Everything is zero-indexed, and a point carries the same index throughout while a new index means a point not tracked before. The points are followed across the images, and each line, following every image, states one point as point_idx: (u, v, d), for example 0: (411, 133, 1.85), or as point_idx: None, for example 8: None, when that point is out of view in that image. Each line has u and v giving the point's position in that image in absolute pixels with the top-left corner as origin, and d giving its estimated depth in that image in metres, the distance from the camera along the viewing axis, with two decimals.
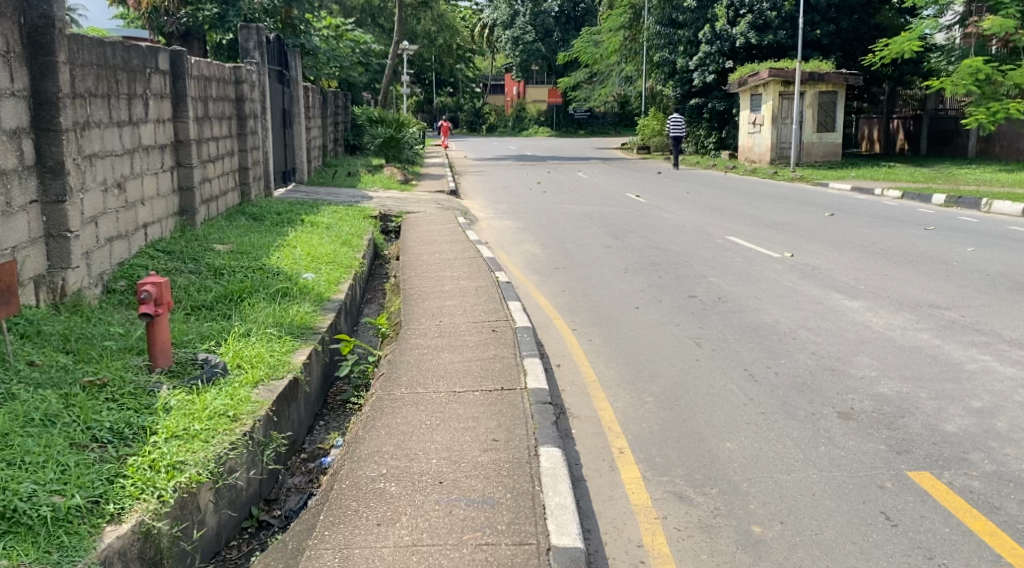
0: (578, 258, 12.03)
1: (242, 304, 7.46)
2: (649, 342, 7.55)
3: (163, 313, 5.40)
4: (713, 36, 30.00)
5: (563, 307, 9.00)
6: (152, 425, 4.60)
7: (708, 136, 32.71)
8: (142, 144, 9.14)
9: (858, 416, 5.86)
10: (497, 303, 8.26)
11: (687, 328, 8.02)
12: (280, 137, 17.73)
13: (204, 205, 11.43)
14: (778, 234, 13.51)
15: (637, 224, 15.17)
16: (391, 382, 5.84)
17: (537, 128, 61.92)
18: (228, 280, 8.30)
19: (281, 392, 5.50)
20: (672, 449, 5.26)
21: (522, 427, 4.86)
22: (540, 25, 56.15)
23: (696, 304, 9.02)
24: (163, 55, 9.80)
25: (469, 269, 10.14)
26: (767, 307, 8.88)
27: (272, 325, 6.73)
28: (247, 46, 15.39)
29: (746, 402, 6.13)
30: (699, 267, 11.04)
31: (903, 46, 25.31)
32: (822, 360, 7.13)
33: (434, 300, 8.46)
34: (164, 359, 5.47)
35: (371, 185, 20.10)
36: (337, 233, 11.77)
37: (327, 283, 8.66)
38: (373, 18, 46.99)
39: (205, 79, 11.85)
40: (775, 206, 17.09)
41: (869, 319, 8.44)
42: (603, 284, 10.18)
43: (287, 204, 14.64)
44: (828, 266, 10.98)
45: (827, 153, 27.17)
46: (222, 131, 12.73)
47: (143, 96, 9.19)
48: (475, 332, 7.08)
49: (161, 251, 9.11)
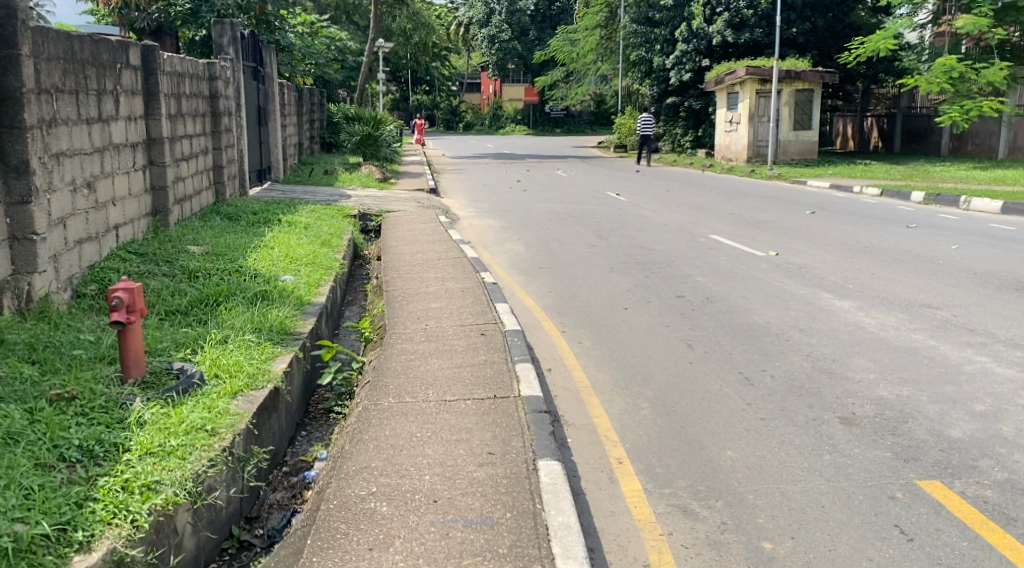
0: (562, 258, 11.77)
1: (219, 308, 7.19)
2: (640, 345, 7.32)
3: (136, 321, 5.13)
4: (690, 35, 29.90)
5: (550, 308, 8.77)
6: (125, 442, 4.34)
7: (685, 134, 32.63)
8: (114, 142, 8.83)
9: (861, 421, 5.55)
10: (485, 306, 8.02)
11: (678, 330, 7.77)
12: (254, 135, 17.38)
13: (177, 205, 11.11)
14: (760, 232, 13.29)
15: (620, 223, 14.97)
16: (378, 390, 5.60)
17: (514, 126, 61.77)
18: (204, 283, 8.01)
19: (262, 403, 5.25)
20: (672, 458, 5.01)
21: (519, 438, 4.64)
22: (515, 23, 55.89)
23: (685, 304, 8.78)
24: (133, 50, 9.47)
25: (453, 270, 9.88)
26: (756, 306, 8.58)
27: (250, 331, 6.48)
28: (221, 41, 15.08)
29: (745, 406, 5.83)
30: (685, 267, 10.81)
31: (878, 45, 25.18)
32: (816, 361, 6.80)
33: (418, 303, 8.21)
34: (137, 370, 5.20)
35: (348, 184, 19.77)
36: (315, 233, 11.48)
37: (307, 286, 8.39)
38: (348, 15, 46.61)
39: (178, 75, 11.52)
40: (756, 205, 16.92)
41: (860, 318, 8.10)
42: (589, 284, 9.96)
43: (262, 203, 14.32)
44: (813, 263, 10.71)
45: (804, 152, 27.05)
46: (196, 128, 12.40)
47: (113, 92, 8.87)
48: (463, 336, 6.84)
49: (134, 253, 8.80)
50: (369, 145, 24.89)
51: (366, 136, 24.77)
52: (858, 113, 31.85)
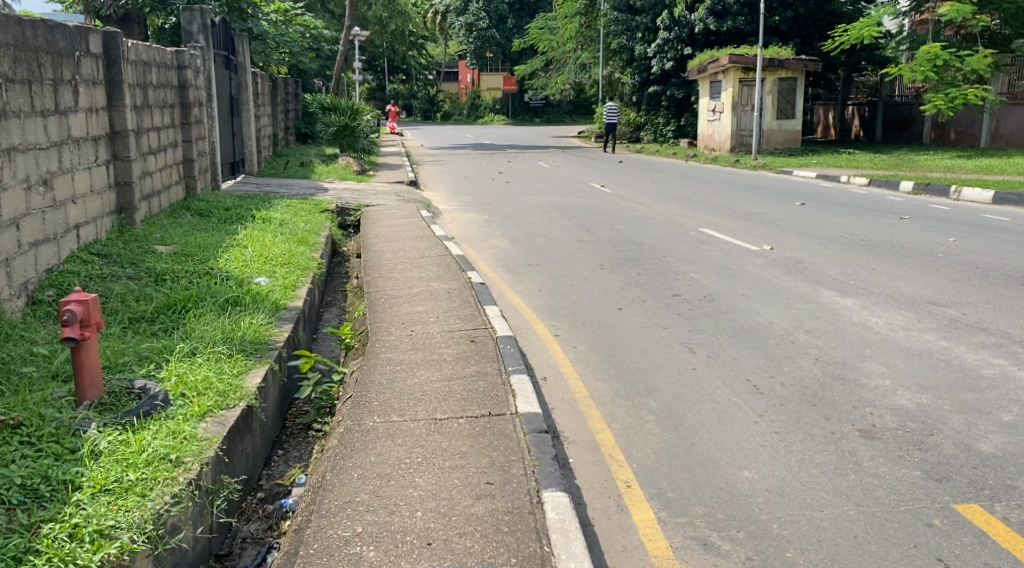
0: (549, 255, 11.28)
1: (188, 315, 6.71)
2: (638, 350, 6.85)
3: (90, 337, 4.64)
4: (671, 23, 29.55)
5: (541, 310, 8.31)
6: (76, 479, 3.92)
7: (667, 124, 32.28)
8: (73, 136, 8.32)
9: (883, 434, 4.95)
10: (473, 309, 7.56)
11: (678, 333, 7.30)
12: (227, 127, 16.83)
13: (145, 201, 10.60)
14: (753, 225, 12.84)
15: (606, 216, 14.52)
16: (362, 406, 5.16)
17: (493, 115, 61.32)
18: (172, 287, 7.52)
19: (233, 425, 4.80)
20: (685, 480, 4.53)
21: (519, 463, 4.24)
22: (493, 12, 55.44)
23: (682, 304, 8.32)
24: (93, 37, 8.96)
25: (437, 269, 9.40)
26: (756, 305, 8.09)
27: (220, 341, 6.00)
28: (190, 29, 14.54)
29: (757, 418, 5.25)
30: (678, 263, 10.34)
31: (860, 32, 24.80)
32: (827, 366, 6.17)
33: (402, 307, 7.74)
34: (93, 391, 4.71)
35: (325, 177, 19.22)
36: (292, 230, 10.95)
37: (283, 288, 7.90)
38: (324, 3, 46.05)
39: (144, 64, 11.00)
40: (743, 196, 16.45)
41: (866, 317, 7.43)
42: (580, 283, 9.49)
43: (236, 198, 13.78)
44: (809, 258, 10.18)
45: (787, 141, 26.79)
46: (164, 120, 11.87)
47: (72, 82, 8.36)
48: (451, 344, 6.39)
49: (96, 255, 8.29)
50: (346, 137, 24.27)
51: (344, 127, 24.10)
52: (838, 102, 31.51)
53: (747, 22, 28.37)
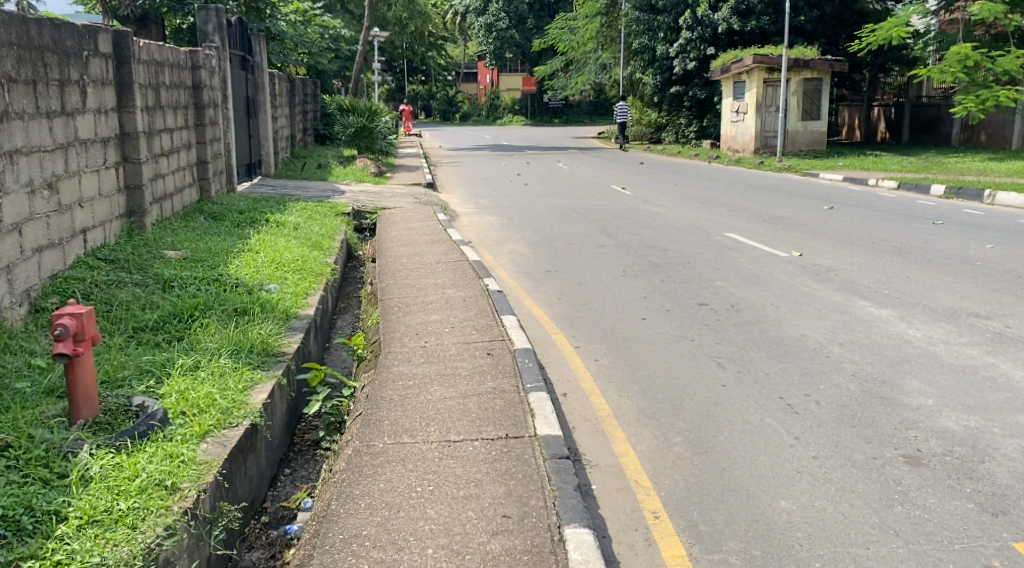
0: (568, 260, 10.99)
1: (194, 325, 6.46)
2: (663, 364, 6.55)
3: (84, 352, 4.38)
4: (694, 22, 29.18)
5: (561, 319, 8.01)
6: (63, 509, 3.68)
7: (689, 124, 31.97)
8: (81, 139, 8.10)
9: (932, 460, 4.62)
10: (490, 318, 7.26)
11: (706, 345, 6.99)
12: (244, 127, 16.64)
13: (156, 204, 10.37)
14: (779, 230, 12.51)
15: (628, 220, 14.20)
16: (372, 425, 4.88)
17: (511, 116, 61.08)
18: (179, 294, 7.28)
19: (235, 446, 4.53)
20: (718, 511, 4.22)
21: (538, 493, 3.95)
22: (513, 12, 55.17)
23: (708, 314, 8.00)
24: (103, 36, 8.73)
25: (454, 275, 9.12)
26: (787, 316, 7.76)
27: (226, 352, 5.74)
28: (206, 29, 14.34)
29: (792, 442, 4.95)
30: (704, 270, 10.01)
31: (888, 32, 24.31)
32: (865, 384, 5.84)
33: (417, 316, 7.45)
34: (88, 409, 4.46)
35: (342, 179, 18.98)
36: (306, 234, 10.69)
37: (294, 295, 7.64)
38: (343, 4, 46.04)
39: (156, 64, 10.77)
40: (769, 199, 16.09)
41: (904, 330, 7.08)
42: (602, 290, 9.19)
43: (251, 200, 13.56)
44: (840, 265, 9.83)
45: (812, 142, 26.36)
46: (177, 121, 11.66)
47: (80, 82, 8.13)
48: (466, 357, 6.10)
49: (103, 260, 8.07)
50: (364, 138, 24.02)
51: (362, 127, 23.90)
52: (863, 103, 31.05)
53: (772, 21, 28.01)
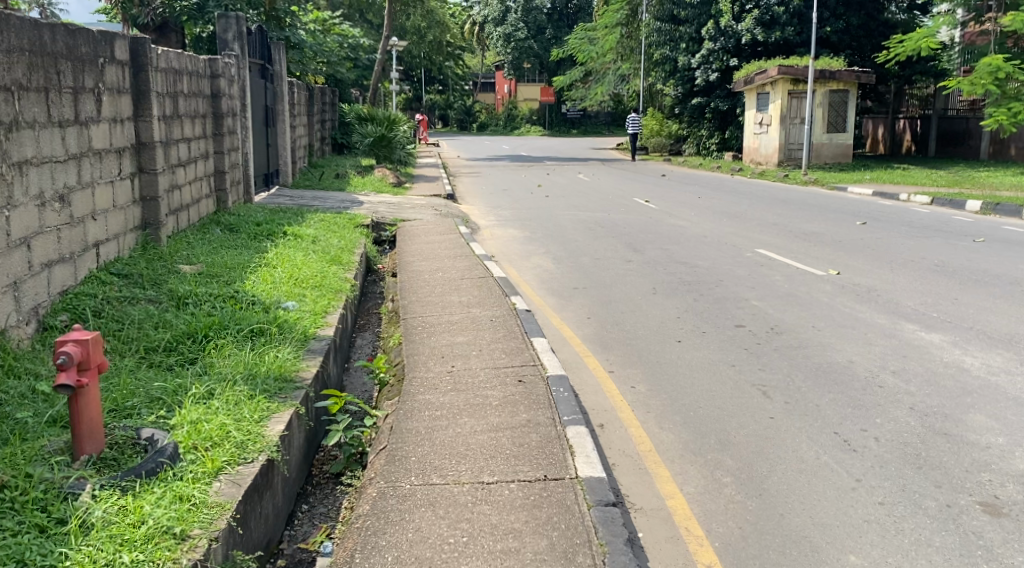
0: (595, 276, 10.63)
1: (208, 348, 6.13)
2: (705, 391, 6.19)
3: (89, 384, 4.04)
4: (717, 33, 28.74)
5: (592, 340, 7.65)
6: (60, 563, 3.39)
7: (710, 136, 31.58)
8: (95, 149, 7.79)
9: (1012, 510, 4.33)
10: (519, 340, 6.89)
11: (747, 371, 6.64)
12: (262, 137, 16.36)
13: (172, 216, 10.07)
14: (811, 246, 12.12)
15: (654, 235, 13.82)
16: (396, 463, 4.51)
17: (529, 127, 60.76)
18: (193, 313, 6.95)
19: (251, 483, 4.20)
20: (782, 566, 3.96)
21: (584, 550, 3.65)
22: (532, 22, 54.85)
23: (748, 336, 7.63)
24: (120, 43, 8.44)
25: (478, 292, 8.79)
26: (832, 340, 7.39)
27: (241, 379, 5.40)
28: (225, 36, 14.05)
29: (854, 485, 4.65)
30: (737, 288, 9.64)
31: (917, 43, 23.86)
32: (924, 419, 5.49)
33: (442, 337, 7.09)
34: (92, 444, 4.12)
35: (361, 189, 18.65)
36: (325, 248, 10.35)
37: (313, 314, 7.30)
38: (363, 13, 45.98)
39: (175, 72, 10.49)
40: (799, 214, 15.67)
41: (959, 357, 6.71)
42: (633, 309, 8.84)
43: (269, 212, 13.24)
44: (881, 284, 9.45)
45: (837, 155, 25.92)
46: (195, 131, 11.36)
47: (95, 90, 7.83)
48: (496, 384, 5.72)
49: (116, 275, 7.75)
50: (382, 148, 23.84)
51: (381, 137, 23.70)
52: (888, 115, 30.61)
53: (796, 32, 27.49)
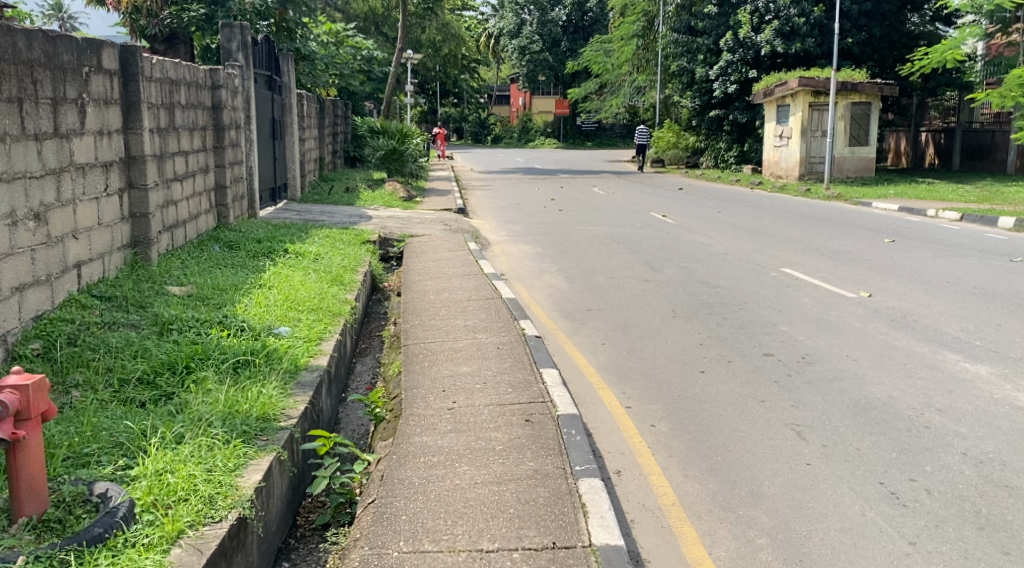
0: (611, 296, 10.08)
1: (188, 383, 5.59)
2: (733, 433, 5.65)
3: (27, 436, 3.54)
4: (735, 44, 28.26)
5: (608, 370, 7.10)
6: None
7: (729, 149, 30.93)
8: (78, 164, 7.30)
9: None
10: (529, 372, 6.33)
11: (778, 410, 6.09)
12: (268, 150, 15.87)
13: (165, 233, 9.57)
14: (839, 265, 11.56)
15: (673, 251, 13.27)
16: (384, 524, 3.99)
17: (543, 139, 60.39)
18: (176, 340, 6.43)
19: (218, 548, 3.69)
20: None
21: None
22: (547, 35, 54.57)
23: (778, 367, 7.08)
24: (108, 51, 7.95)
25: (486, 315, 8.25)
26: (870, 373, 6.84)
27: (217, 422, 4.88)
28: (230, 47, 13.57)
29: (907, 549, 4.12)
30: (764, 311, 9.10)
31: (943, 55, 23.12)
32: (981, 467, 4.92)
33: (444, 367, 6.54)
34: (32, 505, 3.63)
35: (370, 204, 18.12)
36: (326, 267, 9.80)
37: (307, 341, 6.76)
38: (379, 26, 45.75)
39: (170, 82, 10.00)
40: (823, 230, 15.11)
41: (1011, 394, 6.15)
42: (652, 334, 8.30)
43: (271, 227, 12.74)
44: (916, 308, 8.89)
45: (860, 169, 25.28)
46: (193, 144, 10.88)
47: (78, 102, 7.34)
48: (501, 425, 5.16)
49: (98, 298, 7.25)
50: (393, 162, 23.23)
51: (392, 150, 23.17)
52: (910, 127, 29.97)
53: (817, 43, 27.00)
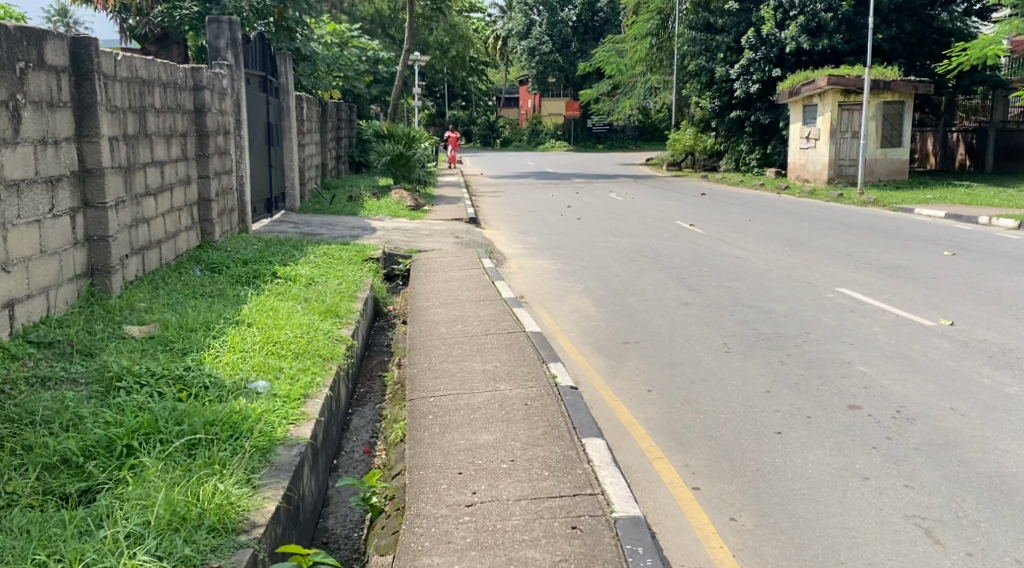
0: (648, 325, 8.73)
1: (122, 474, 4.26)
2: (844, 530, 4.36)
3: None
4: (758, 41, 26.83)
5: (663, 430, 5.75)
6: None
7: (751, 152, 29.58)
8: (8, 180, 5.98)
9: None
10: (568, 441, 5.00)
11: (889, 490, 4.78)
12: (262, 156, 14.52)
13: (133, 256, 8.23)
14: (903, 284, 10.21)
15: (709, 266, 11.93)
16: None
17: (555, 141, 59.14)
18: (120, 403, 5.08)
19: None
20: None
21: None
22: (557, 35, 53.24)
23: (872, 427, 5.73)
24: (53, 42, 6.62)
25: (510, 355, 6.91)
26: (991, 436, 5.53)
27: (149, 541, 3.59)
28: (217, 44, 12.14)
29: None
30: (833, 344, 7.77)
31: (982, 51, 21.65)
32: None
33: (459, 433, 5.19)
34: None
35: (375, 213, 16.78)
36: (321, 295, 8.44)
37: (286, 399, 5.40)
38: (386, 28, 44.58)
39: (141, 81, 8.70)
40: (871, 241, 13.74)
41: None
42: (707, 375, 6.96)
43: (263, 245, 11.37)
44: (1013, 342, 7.59)
45: (893, 171, 23.85)
46: (171, 151, 9.57)
47: (9, 103, 6.00)
48: (538, 539, 3.86)
49: (34, 343, 5.94)
50: (401, 167, 21.85)
51: (398, 155, 21.67)
52: (939, 127, 28.47)
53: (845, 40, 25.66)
